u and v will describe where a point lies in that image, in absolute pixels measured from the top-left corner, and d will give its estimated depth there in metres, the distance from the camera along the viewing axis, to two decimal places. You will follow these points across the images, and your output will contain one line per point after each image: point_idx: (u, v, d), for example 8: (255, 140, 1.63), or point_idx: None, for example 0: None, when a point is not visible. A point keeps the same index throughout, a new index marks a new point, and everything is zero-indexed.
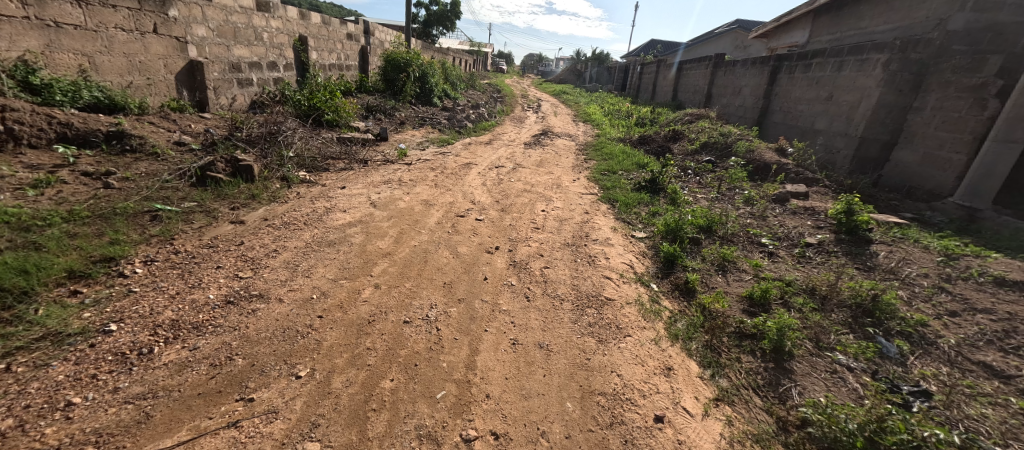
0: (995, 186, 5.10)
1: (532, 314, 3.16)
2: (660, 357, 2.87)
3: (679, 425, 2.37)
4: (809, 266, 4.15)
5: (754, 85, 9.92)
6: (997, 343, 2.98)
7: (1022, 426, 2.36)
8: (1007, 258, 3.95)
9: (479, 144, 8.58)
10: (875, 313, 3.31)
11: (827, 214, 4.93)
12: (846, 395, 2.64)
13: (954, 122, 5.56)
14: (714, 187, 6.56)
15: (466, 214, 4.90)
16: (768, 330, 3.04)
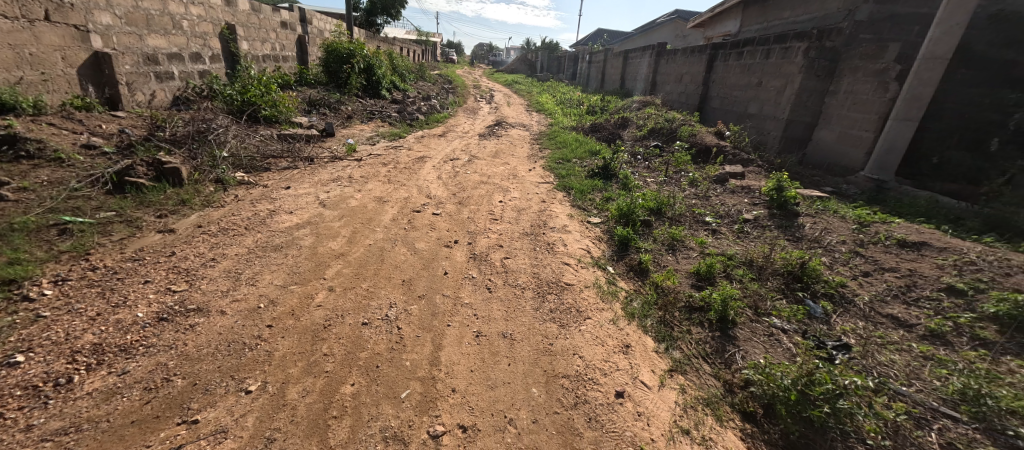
0: (896, 160, 5.72)
1: (494, 305, 3.18)
2: (619, 336, 2.99)
3: (638, 398, 2.50)
4: (748, 240, 4.47)
5: (694, 72, 10.41)
6: (902, 297, 3.39)
7: (922, 368, 2.71)
8: (907, 223, 4.48)
9: (432, 137, 8.42)
10: (803, 278, 3.62)
11: (761, 192, 5.32)
12: (782, 355, 2.89)
13: (863, 104, 6.16)
14: (662, 171, 6.86)
15: (422, 209, 4.82)
16: (713, 301, 3.25)
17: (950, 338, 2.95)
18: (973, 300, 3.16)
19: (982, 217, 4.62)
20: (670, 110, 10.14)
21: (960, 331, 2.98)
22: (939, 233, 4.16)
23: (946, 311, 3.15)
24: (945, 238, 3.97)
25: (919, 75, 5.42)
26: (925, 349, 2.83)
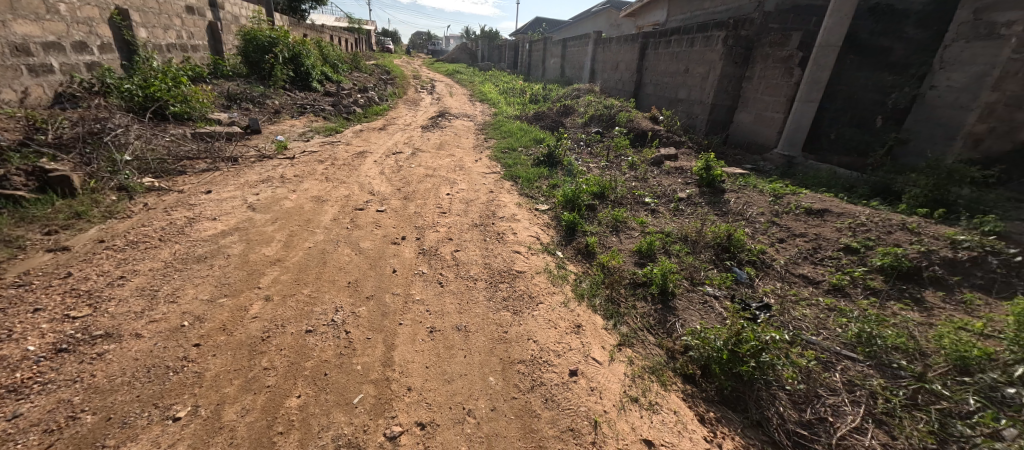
0: (801, 138, 6.37)
1: (446, 299, 3.15)
2: (570, 317, 3.08)
3: (590, 374, 2.60)
4: (682, 217, 4.77)
5: (628, 60, 10.79)
6: (810, 258, 3.81)
7: (829, 319, 3.07)
8: (813, 192, 5.02)
9: (371, 131, 8.06)
10: (731, 248, 3.95)
11: (692, 171, 5.68)
12: (715, 319, 3.14)
13: (773, 88, 6.75)
14: (603, 156, 7.10)
15: (366, 206, 4.62)
16: (654, 276, 3.45)
17: (850, 291, 3.36)
18: (864, 256, 3.64)
19: (872, 183, 5.27)
20: (608, 97, 10.46)
21: (857, 284, 3.41)
22: (838, 200, 4.71)
23: (847, 267, 3.58)
24: (843, 204, 4.49)
25: (817, 61, 6.03)
26: (830, 301, 3.20)
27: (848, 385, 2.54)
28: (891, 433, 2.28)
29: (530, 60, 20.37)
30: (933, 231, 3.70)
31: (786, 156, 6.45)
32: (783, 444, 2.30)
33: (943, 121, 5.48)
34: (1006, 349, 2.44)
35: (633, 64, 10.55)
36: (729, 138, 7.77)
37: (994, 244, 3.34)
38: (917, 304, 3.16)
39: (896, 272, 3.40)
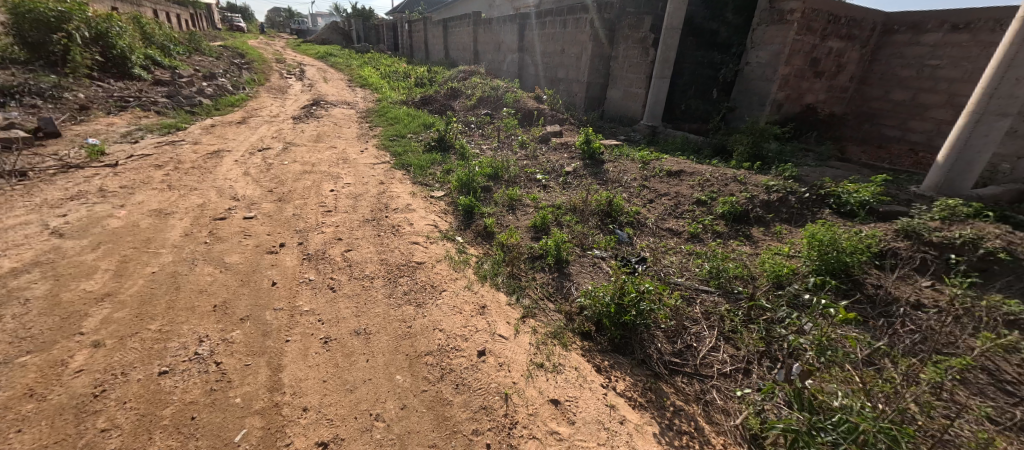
0: (660, 110, 7.21)
1: (341, 304, 2.92)
2: (474, 300, 3.11)
3: (498, 351, 2.66)
4: (570, 189, 5.08)
5: (509, 41, 10.95)
6: (673, 214, 4.41)
7: (689, 262, 3.60)
8: (671, 157, 5.79)
9: (226, 126, 6.92)
10: (613, 213, 4.35)
11: (576, 146, 6.09)
12: (603, 277, 3.46)
13: (636, 66, 7.50)
14: (494, 137, 7.15)
15: (229, 214, 3.99)
16: (549, 247, 3.66)
17: (704, 237, 3.99)
18: (710, 206, 4.35)
19: (713, 145, 6.26)
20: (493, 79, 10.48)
21: (709, 231, 4.06)
22: (689, 162, 5.51)
23: (700, 218, 4.23)
24: (694, 165, 5.25)
25: (665, 41, 6.76)
26: (690, 248, 3.77)
27: (706, 315, 3.02)
28: (736, 346, 2.78)
29: (411, 41, 19.41)
30: (754, 181, 4.57)
31: (649, 126, 7.25)
32: (662, 374, 2.64)
33: (756, 91, 6.75)
34: (806, 265, 3.16)
35: (514, 45, 10.74)
36: (604, 114, 8.49)
37: (793, 186, 4.27)
38: (749, 240, 3.89)
39: (733, 216, 4.16)
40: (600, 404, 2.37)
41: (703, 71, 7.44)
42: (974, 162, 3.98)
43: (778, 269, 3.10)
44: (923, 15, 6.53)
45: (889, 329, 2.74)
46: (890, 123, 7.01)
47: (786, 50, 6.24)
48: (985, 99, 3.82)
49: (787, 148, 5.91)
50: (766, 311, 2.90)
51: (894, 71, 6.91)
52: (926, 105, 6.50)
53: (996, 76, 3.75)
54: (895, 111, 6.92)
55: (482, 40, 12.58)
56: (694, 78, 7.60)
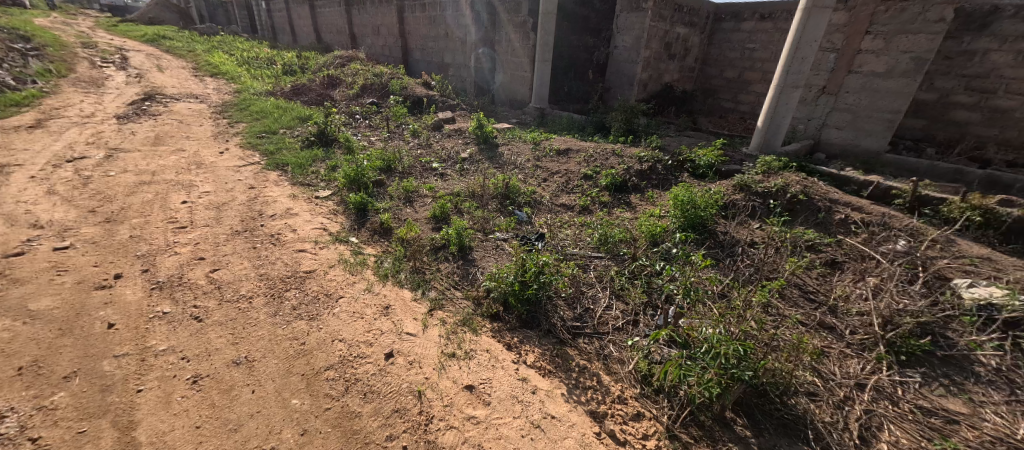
0: (546, 92, 7.54)
1: (212, 334, 2.50)
2: (377, 301, 2.91)
3: (408, 349, 2.53)
4: (468, 175, 5.02)
5: (388, 23, 10.31)
6: (565, 189, 4.69)
7: (582, 233, 3.83)
8: (558, 137, 6.11)
9: (12, 132, 5.32)
10: (511, 195, 4.43)
11: (469, 132, 6.04)
12: (506, 258, 3.51)
13: (520, 50, 7.75)
14: (384, 127, 6.67)
15: (32, 247, 3.12)
16: (451, 235, 3.59)
17: (593, 208, 4.31)
18: (596, 180, 4.72)
19: (593, 123, 6.76)
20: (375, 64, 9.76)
21: (597, 202, 4.39)
22: (574, 140, 5.88)
23: (589, 191, 4.55)
24: (580, 143, 5.63)
25: (542, 26, 7.03)
26: (582, 219, 4.04)
27: (599, 278, 3.26)
28: (626, 301, 3.05)
29: (271, 23, 17.06)
30: (629, 153, 5.08)
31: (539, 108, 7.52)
32: (567, 339, 2.78)
33: (625, 72, 7.52)
34: (674, 222, 3.63)
35: (394, 28, 10.15)
36: (494, 98, 8.62)
37: (659, 155, 4.82)
38: (629, 206, 4.31)
39: (615, 187, 4.56)
40: (512, 380, 2.42)
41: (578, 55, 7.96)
42: (781, 126, 4.97)
43: (652, 229, 3.50)
44: (741, 6, 7.82)
45: (733, 265, 3.28)
46: (727, 97, 8.32)
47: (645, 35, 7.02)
48: (784, 75, 4.72)
49: (653, 122, 6.67)
50: (646, 266, 3.24)
51: (725, 53, 8.19)
52: (749, 81, 7.88)
53: (790, 56, 4.62)
54: (728, 86, 8.25)
55: (357, 22, 11.62)
56: (571, 60, 8.07)
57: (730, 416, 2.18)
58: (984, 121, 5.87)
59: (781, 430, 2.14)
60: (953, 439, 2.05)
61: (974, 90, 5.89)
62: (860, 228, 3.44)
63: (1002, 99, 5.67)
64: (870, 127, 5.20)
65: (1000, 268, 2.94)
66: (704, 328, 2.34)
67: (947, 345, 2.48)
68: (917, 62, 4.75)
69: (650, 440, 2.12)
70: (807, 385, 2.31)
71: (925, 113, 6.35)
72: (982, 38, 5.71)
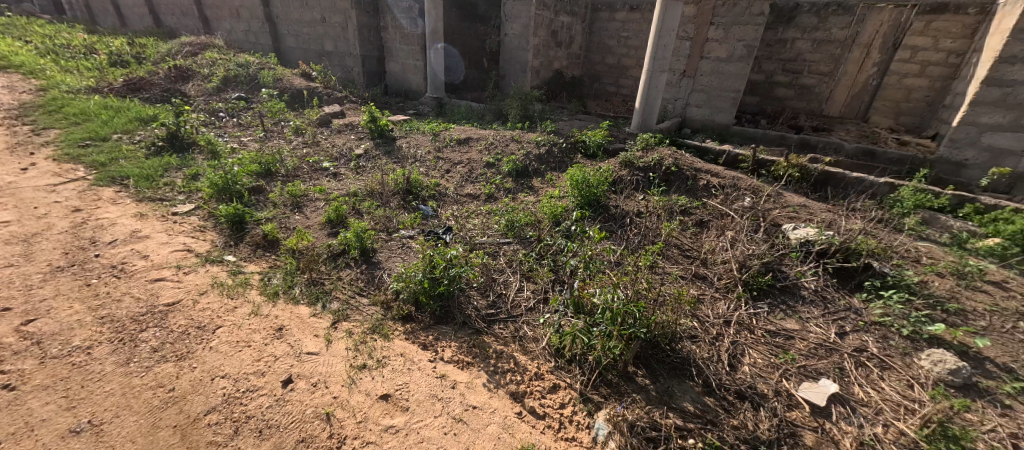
0: (440, 81, 7.45)
1: (36, 402, 1.97)
2: (267, 324, 2.57)
3: (309, 371, 2.27)
4: (364, 173, 4.64)
5: (249, 5, 9.04)
6: (469, 178, 4.65)
7: (490, 224, 3.77)
8: (457, 126, 6.04)
9: None
10: (414, 190, 4.18)
11: (361, 126, 5.61)
12: (414, 256, 3.22)
13: (407, 37, 7.67)
14: (257, 125, 5.84)
15: None
16: (350, 239, 3.21)
17: (498, 195, 4.35)
18: (498, 167, 4.78)
19: (491, 111, 6.80)
20: (237, 53, 8.52)
21: (501, 189, 4.44)
22: (474, 128, 5.87)
23: (492, 179, 4.57)
24: (479, 132, 5.64)
25: (430, 12, 6.86)
26: (490, 207, 4.05)
27: (508, 263, 3.29)
28: (535, 281, 3.12)
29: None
30: (528, 138, 5.24)
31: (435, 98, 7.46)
32: (483, 328, 2.75)
33: (517, 60, 7.72)
34: (573, 201, 3.85)
35: (257, 10, 8.95)
36: (388, 88, 8.35)
37: (555, 139, 5.06)
38: (532, 190, 4.44)
39: (517, 172, 4.67)
40: (429, 379, 2.33)
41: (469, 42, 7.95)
42: (654, 107, 5.54)
43: (554, 210, 3.67)
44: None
45: (625, 235, 3.58)
46: (610, 81, 9.01)
47: (533, 23, 7.25)
48: (652, 61, 5.24)
49: (546, 108, 6.97)
50: (551, 245, 3.35)
51: (604, 41, 8.82)
52: (627, 67, 8.65)
53: (654, 44, 5.14)
54: (610, 71, 8.93)
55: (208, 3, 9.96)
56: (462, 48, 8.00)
57: (632, 370, 2.38)
58: (797, 96, 7.26)
59: (672, 371, 2.40)
60: (792, 350, 2.53)
61: (789, 71, 7.22)
62: (717, 192, 4.02)
63: (807, 78, 7.06)
64: (720, 105, 6.06)
65: (813, 213, 3.70)
66: (597, 292, 2.53)
67: (784, 278, 3.04)
68: (748, 49, 5.62)
69: (566, 408, 2.23)
70: (689, 330, 2.63)
71: (758, 92, 7.61)
72: (790, 28, 7.02)
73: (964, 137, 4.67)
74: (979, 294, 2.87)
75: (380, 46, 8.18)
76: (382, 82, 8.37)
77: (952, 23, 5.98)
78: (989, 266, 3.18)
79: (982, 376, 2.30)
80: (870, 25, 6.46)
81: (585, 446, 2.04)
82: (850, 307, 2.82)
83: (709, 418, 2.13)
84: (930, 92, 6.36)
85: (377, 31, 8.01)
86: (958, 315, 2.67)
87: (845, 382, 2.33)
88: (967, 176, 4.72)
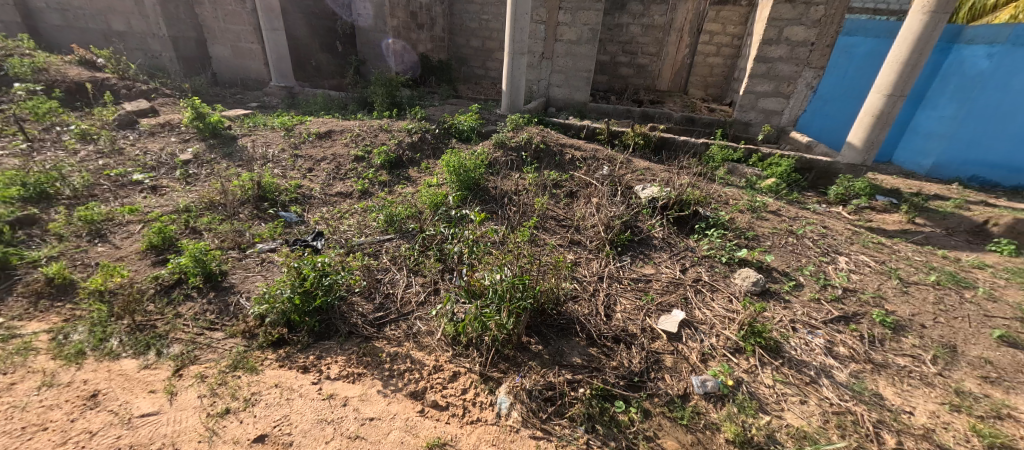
0: (287, 67, 6.62)
1: None
2: (71, 392, 1.91)
3: (147, 437, 1.76)
4: (197, 183, 3.86)
5: None
6: (336, 175, 4.23)
7: (368, 223, 3.48)
8: (315, 119, 5.42)
9: None
10: (268, 195, 3.62)
11: (184, 125, 4.62)
12: (279, 272, 2.80)
13: (232, 15, 6.73)
14: (11, 133, 4.22)
15: None
16: (186, 265, 2.55)
17: (373, 190, 4.04)
18: (369, 160, 4.44)
19: (356, 100, 6.30)
20: None
21: (375, 183, 4.14)
22: (335, 120, 5.33)
23: (364, 173, 4.24)
24: (340, 123, 5.16)
25: None
26: (364, 205, 3.73)
27: (392, 260, 3.08)
28: (423, 274, 2.98)
29: None
30: (397, 127, 4.97)
31: (283, 87, 6.68)
32: (371, 334, 2.51)
33: (378, 44, 7.53)
34: (452, 188, 3.74)
35: None
36: (216, 76, 7.32)
37: (426, 126, 4.90)
38: (410, 181, 4.23)
39: (391, 164, 4.39)
40: (314, 403, 2.02)
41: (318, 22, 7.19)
42: (519, 89, 5.70)
43: (434, 198, 3.50)
44: None
45: (505, 213, 3.65)
46: (476, 64, 9.04)
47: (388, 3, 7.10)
48: (512, 44, 5.35)
49: (414, 95, 6.68)
50: (435, 234, 3.22)
51: (465, 23, 8.75)
52: (491, 50, 8.78)
53: (512, 26, 5.26)
54: (476, 55, 8.94)
55: None
56: (310, 29, 7.16)
57: (525, 340, 2.46)
58: (636, 74, 8.21)
59: (560, 332, 2.55)
60: (651, 291, 2.92)
61: (628, 52, 8.11)
62: (581, 164, 4.36)
63: (642, 58, 8.03)
64: (576, 84, 6.54)
65: (656, 174, 4.27)
66: (484, 275, 2.46)
67: (639, 233, 3.47)
68: (593, 32, 6.12)
69: (468, 392, 2.20)
70: (570, 291, 2.82)
71: (605, 72, 8.43)
72: (624, 14, 7.87)
73: (747, 102, 5.88)
74: (767, 221, 3.70)
75: (197, 26, 7.03)
76: (210, 69, 7.31)
77: (734, 12, 7.42)
78: (771, 201, 4.11)
79: (773, 282, 2.98)
80: (681, 12, 7.54)
81: (490, 423, 2.05)
82: (687, 247, 3.35)
83: (594, 366, 2.32)
84: (725, 69, 7.82)
85: (190, 7, 6.86)
86: (754, 240, 3.40)
87: (689, 308, 2.76)
88: (752, 133, 5.97)
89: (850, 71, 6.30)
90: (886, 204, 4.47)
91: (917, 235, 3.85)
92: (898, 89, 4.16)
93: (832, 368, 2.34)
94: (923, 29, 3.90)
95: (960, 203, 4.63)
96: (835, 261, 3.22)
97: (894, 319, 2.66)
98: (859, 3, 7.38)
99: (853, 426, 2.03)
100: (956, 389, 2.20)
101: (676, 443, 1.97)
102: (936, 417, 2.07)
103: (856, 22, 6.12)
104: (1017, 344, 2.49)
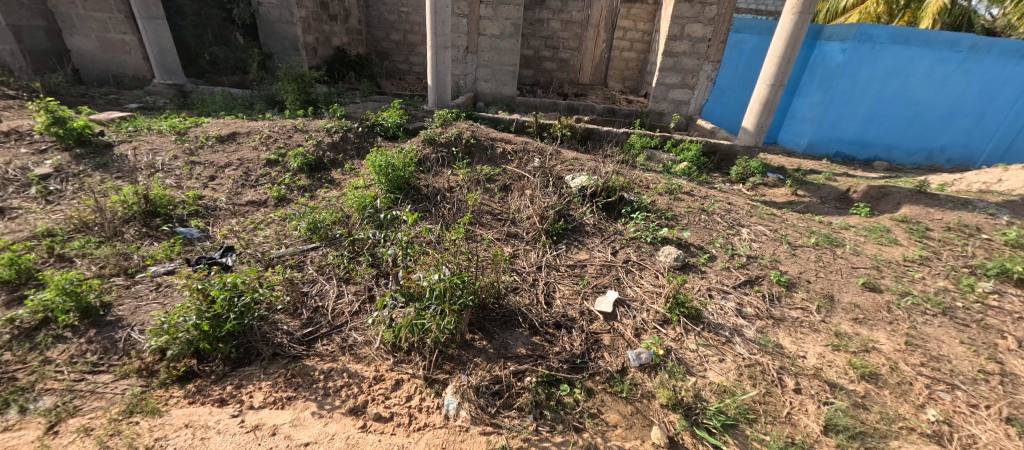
0: (175, 62, 5.97)
1: None
2: None
3: None
4: (62, 202, 3.25)
5: None
6: (246, 182, 3.81)
7: (288, 233, 3.19)
8: (213, 120, 4.85)
9: None
10: (159, 210, 3.16)
11: (36, 131, 3.82)
12: (179, 298, 2.45)
13: (95, 2, 5.83)
14: None
15: None
16: (52, 301, 2.12)
17: (291, 196, 3.71)
18: (284, 164, 4.06)
19: (265, 99, 5.78)
20: None
21: (292, 188, 3.81)
22: (239, 121, 4.81)
23: (279, 178, 3.87)
24: (244, 124, 4.66)
25: None
26: (281, 214, 3.40)
27: (320, 270, 2.85)
28: (355, 282, 2.79)
29: None
30: (314, 126, 4.62)
31: (172, 84, 5.92)
32: (300, 353, 2.31)
33: (283, 35, 6.81)
34: (381, 188, 3.54)
35: None
36: (79, 72, 6.32)
37: (347, 124, 4.62)
38: (334, 184, 3.95)
39: (310, 166, 4.06)
40: (236, 438, 1.79)
41: (211, 11, 6.42)
42: (446, 83, 5.55)
43: (362, 201, 3.29)
44: None
45: (439, 211, 3.54)
46: (398, 59, 8.70)
47: None
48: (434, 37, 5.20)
49: (331, 91, 6.24)
50: (365, 239, 3.00)
51: (384, 16, 8.40)
52: (412, 44, 8.50)
53: (433, 20, 5.11)
54: (398, 49, 8.61)
55: None
56: (202, 19, 6.37)
57: (470, 337, 2.41)
58: (559, 68, 8.46)
59: (503, 325, 2.54)
60: (587, 275, 3.02)
61: (550, 47, 8.33)
62: (513, 158, 4.38)
63: (564, 52, 8.31)
64: (503, 78, 6.54)
65: (583, 164, 4.42)
66: (423, 278, 2.33)
67: (572, 221, 3.57)
68: (514, 27, 6.13)
69: (413, 399, 2.10)
70: (511, 284, 2.82)
71: (530, 65, 8.56)
72: (543, 10, 8.03)
73: (659, 93, 6.28)
74: (682, 201, 4.01)
75: (46, 13, 5.96)
76: (68, 64, 6.27)
77: (643, 10, 7.87)
78: (684, 183, 4.45)
79: (691, 256, 3.24)
80: (596, 9, 7.89)
81: (439, 427, 1.97)
82: (616, 231, 3.51)
83: (538, 354, 2.34)
84: (639, 62, 8.29)
85: None
86: (673, 220, 3.66)
87: (622, 287, 2.90)
88: (666, 121, 6.39)
89: (740, 64, 7.02)
90: (775, 179, 5.05)
91: (799, 205, 4.42)
92: (778, 79, 4.71)
93: (742, 327, 2.59)
94: (794, 26, 4.42)
95: (829, 176, 5.38)
96: (739, 232, 3.58)
97: (787, 279, 3.02)
98: (744, 5, 8.26)
99: (762, 375, 2.27)
100: (836, 331, 2.56)
101: (618, 415, 2.06)
102: (822, 357, 2.38)
103: (741, 20, 6.79)
104: (876, 287, 2.95)
